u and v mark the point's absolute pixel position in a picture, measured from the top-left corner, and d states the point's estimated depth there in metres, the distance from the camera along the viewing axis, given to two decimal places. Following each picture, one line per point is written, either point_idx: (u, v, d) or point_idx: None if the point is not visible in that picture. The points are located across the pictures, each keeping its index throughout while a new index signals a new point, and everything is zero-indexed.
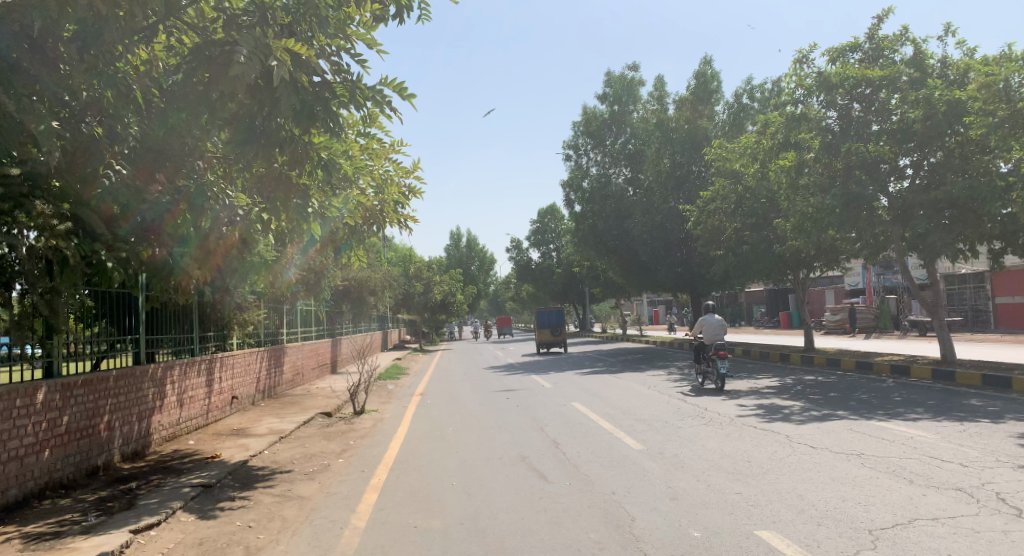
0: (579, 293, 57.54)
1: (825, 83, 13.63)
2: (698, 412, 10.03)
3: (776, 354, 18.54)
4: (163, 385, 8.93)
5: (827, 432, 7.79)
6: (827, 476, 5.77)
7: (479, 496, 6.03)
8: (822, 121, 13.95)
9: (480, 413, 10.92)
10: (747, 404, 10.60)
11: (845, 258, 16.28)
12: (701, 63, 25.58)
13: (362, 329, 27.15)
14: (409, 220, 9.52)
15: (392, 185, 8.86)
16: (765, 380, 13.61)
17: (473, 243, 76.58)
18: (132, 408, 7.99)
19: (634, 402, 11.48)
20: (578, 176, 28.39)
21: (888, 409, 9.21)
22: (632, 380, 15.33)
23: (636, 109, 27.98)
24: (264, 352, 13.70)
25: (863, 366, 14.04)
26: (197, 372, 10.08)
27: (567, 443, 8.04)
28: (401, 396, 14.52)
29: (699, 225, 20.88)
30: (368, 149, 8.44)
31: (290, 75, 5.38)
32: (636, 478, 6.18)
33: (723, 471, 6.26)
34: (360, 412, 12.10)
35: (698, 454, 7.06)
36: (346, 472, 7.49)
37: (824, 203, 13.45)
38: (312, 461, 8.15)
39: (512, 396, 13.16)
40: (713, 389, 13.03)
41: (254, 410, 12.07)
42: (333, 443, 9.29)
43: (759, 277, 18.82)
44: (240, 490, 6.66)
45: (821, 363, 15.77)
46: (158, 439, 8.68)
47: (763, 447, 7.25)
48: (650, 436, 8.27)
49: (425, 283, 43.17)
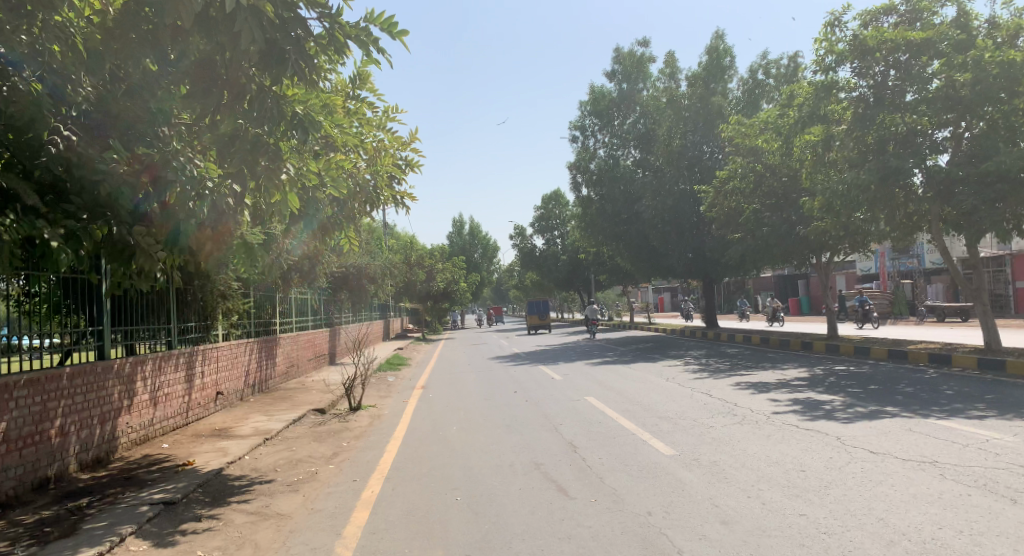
0: (584, 281, 56.53)
1: (861, 48, 12.55)
2: (728, 408, 9.07)
3: (797, 342, 17.55)
4: (133, 382, 7.99)
5: (885, 433, 6.83)
6: (907, 494, 4.81)
7: (488, 517, 5.13)
8: (853, 91, 12.99)
9: (486, 410, 9.98)
10: (782, 398, 9.62)
11: (875, 241, 15.23)
12: (713, 38, 24.41)
13: (362, 318, 26.21)
14: (406, 197, 8.55)
15: (386, 155, 8.00)
16: (793, 371, 12.64)
17: (475, 231, 75.36)
18: (93, 410, 7.06)
19: (653, 397, 10.51)
20: (584, 158, 26.87)
21: (943, 405, 8.22)
22: (647, 371, 14.36)
23: (645, 87, 26.52)
24: (254, 344, 12.77)
25: (897, 355, 13.05)
26: (174, 367, 9.14)
27: (586, 447, 7.13)
28: (402, 389, 13.64)
29: (714, 207, 19.79)
30: (359, 115, 7.51)
31: (251, 3, 4.34)
32: (672, 494, 5.25)
33: (777, 485, 5.31)
34: (356, 408, 11.17)
35: (741, 462, 6.09)
36: (335, 482, 6.58)
37: (858, 178, 12.42)
38: (298, 468, 7.21)
39: (521, 390, 12.20)
40: (737, 381, 12.07)
41: (242, 408, 11.17)
42: (324, 445, 8.36)
43: (779, 261, 17.83)
44: (209, 508, 5.73)
45: (848, 352, 14.78)
46: (126, 443, 7.76)
47: (813, 451, 6.28)
48: (680, 438, 7.30)
49: (428, 270, 42.26)
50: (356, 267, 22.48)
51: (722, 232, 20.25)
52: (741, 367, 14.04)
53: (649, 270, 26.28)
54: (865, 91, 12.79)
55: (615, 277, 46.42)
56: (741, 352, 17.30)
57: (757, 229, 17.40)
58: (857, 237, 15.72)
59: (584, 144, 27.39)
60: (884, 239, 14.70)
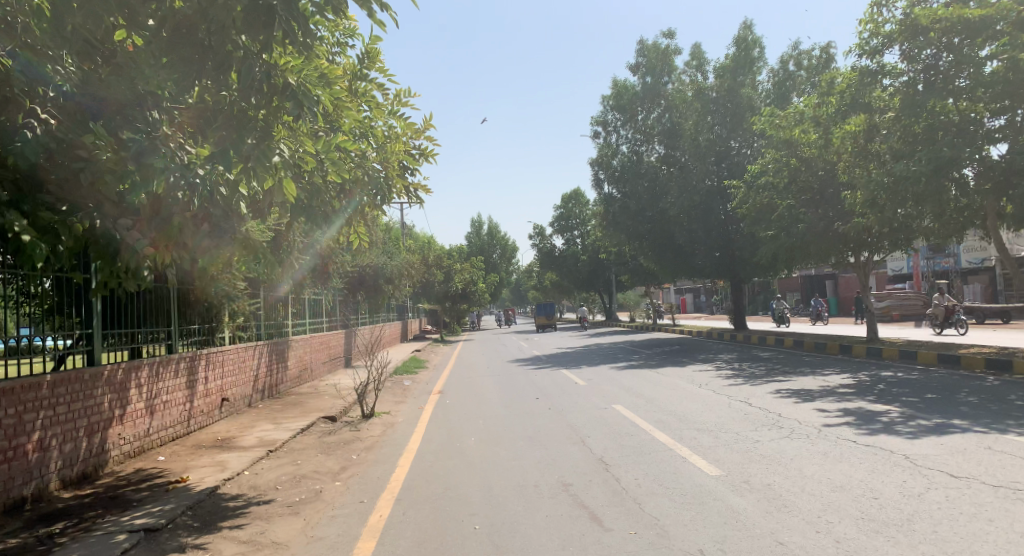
0: (606, 282, 55.42)
1: (912, 28, 11.64)
2: (772, 420, 8.25)
3: (834, 345, 16.64)
4: (126, 390, 7.37)
5: (961, 452, 6.01)
6: (1014, 533, 4.01)
7: (511, 550, 4.43)
8: (899, 77, 12.12)
9: (508, 420, 9.25)
10: (830, 408, 8.80)
11: (920, 237, 14.29)
12: (742, 28, 23.52)
13: (379, 319, 25.72)
14: (420, 189, 7.88)
15: (396, 142, 7.33)
16: (835, 377, 11.78)
17: (494, 231, 74.77)
18: (78, 422, 6.44)
19: (688, 405, 9.72)
20: (607, 154, 25.91)
21: (1019, 417, 7.33)
22: (677, 376, 13.56)
23: (671, 81, 25.21)
24: (265, 346, 12.21)
25: (949, 360, 12.14)
26: (173, 372, 8.56)
27: (619, 465, 6.40)
28: (418, 394, 13.02)
29: (744, 204, 18.92)
30: (367, 98, 6.84)
31: None
32: (727, 527, 4.51)
33: (849, 516, 4.53)
34: (369, 416, 10.53)
35: (799, 486, 5.32)
36: (340, 503, 5.92)
37: (907, 170, 11.50)
38: (301, 486, 6.54)
39: (544, 396, 11.43)
40: (777, 388, 11.24)
41: (248, 415, 10.57)
42: (331, 459, 7.70)
43: (815, 259, 16.94)
44: (195, 536, 5.08)
45: (893, 357, 13.85)
46: (118, 457, 7.16)
47: (882, 474, 5.46)
48: (724, 455, 6.54)
49: (446, 271, 41.54)
50: (372, 266, 21.89)
51: (751, 229, 19.35)
52: (778, 372, 13.19)
53: (673, 269, 25.49)
54: (913, 77, 11.94)
55: (637, 277, 45.52)
56: (775, 356, 16.43)
57: (792, 225, 16.47)
58: (900, 234, 14.80)
59: (607, 140, 26.46)
60: (931, 235, 13.77)
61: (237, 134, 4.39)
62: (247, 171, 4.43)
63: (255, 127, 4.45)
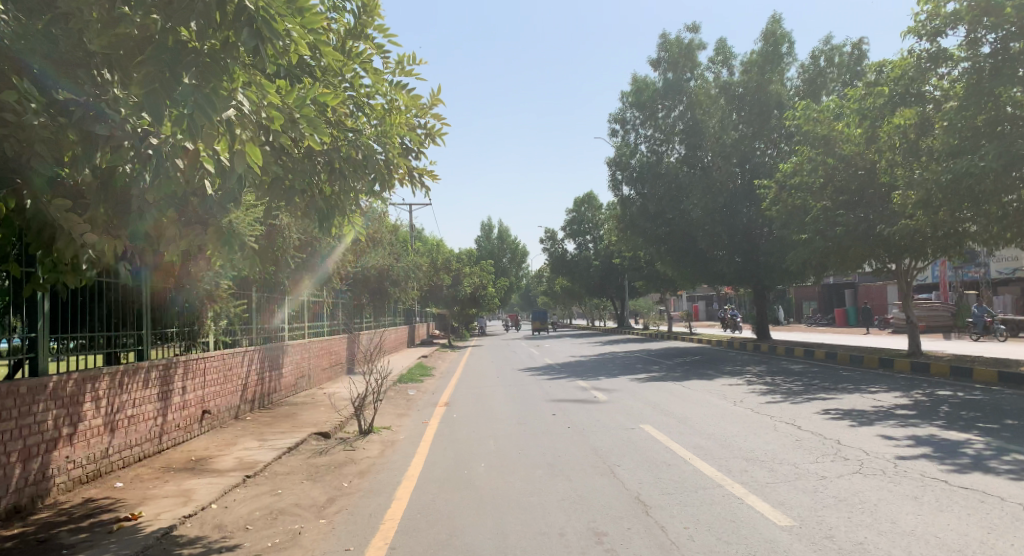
0: (619, 287, 54.17)
1: (981, 6, 10.48)
2: (832, 450, 7.04)
3: (872, 359, 15.38)
4: (79, 405, 6.28)
5: None
6: None
7: None
8: (958, 63, 11.01)
9: (524, 442, 8.09)
10: (897, 435, 7.58)
11: (972, 243, 13.07)
12: (771, 21, 22.54)
13: (384, 323, 24.56)
14: (426, 175, 6.76)
15: (398, 116, 6.20)
16: (886, 396, 10.55)
17: (504, 234, 73.58)
18: (8, 445, 5.35)
19: (729, 428, 8.52)
20: (625, 154, 24.58)
21: None
22: (706, 391, 12.35)
23: (694, 77, 23.88)
24: (255, 353, 11.12)
25: (1012, 378, 10.92)
26: (142, 382, 7.46)
27: (661, 508, 5.26)
28: (422, 407, 11.89)
29: (775, 206, 17.70)
30: (360, 60, 5.75)
31: None
32: None
33: None
34: (366, 433, 9.39)
35: (903, 549, 4.15)
36: (321, 551, 4.78)
37: (972, 164, 10.23)
38: (276, 526, 5.41)
39: (561, 413, 10.27)
40: (823, 407, 10.02)
41: (233, 429, 9.47)
42: (317, 488, 6.56)
43: (852, 264, 15.72)
44: None
45: (942, 373, 12.61)
46: (65, 484, 6.07)
47: (1007, 533, 4.29)
48: (791, 497, 5.37)
49: (454, 274, 40.31)
50: (377, 269, 20.79)
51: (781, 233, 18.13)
52: (819, 389, 11.94)
53: (692, 274, 24.25)
54: (977, 61, 10.75)
55: (651, 283, 44.25)
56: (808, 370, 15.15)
57: (829, 228, 15.22)
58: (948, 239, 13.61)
59: (625, 139, 25.27)
60: (983, 240, 12.58)
61: (167, 64, 3.41)
62: (181, 120, 3.49)
63: (196, 59, 3.50)
